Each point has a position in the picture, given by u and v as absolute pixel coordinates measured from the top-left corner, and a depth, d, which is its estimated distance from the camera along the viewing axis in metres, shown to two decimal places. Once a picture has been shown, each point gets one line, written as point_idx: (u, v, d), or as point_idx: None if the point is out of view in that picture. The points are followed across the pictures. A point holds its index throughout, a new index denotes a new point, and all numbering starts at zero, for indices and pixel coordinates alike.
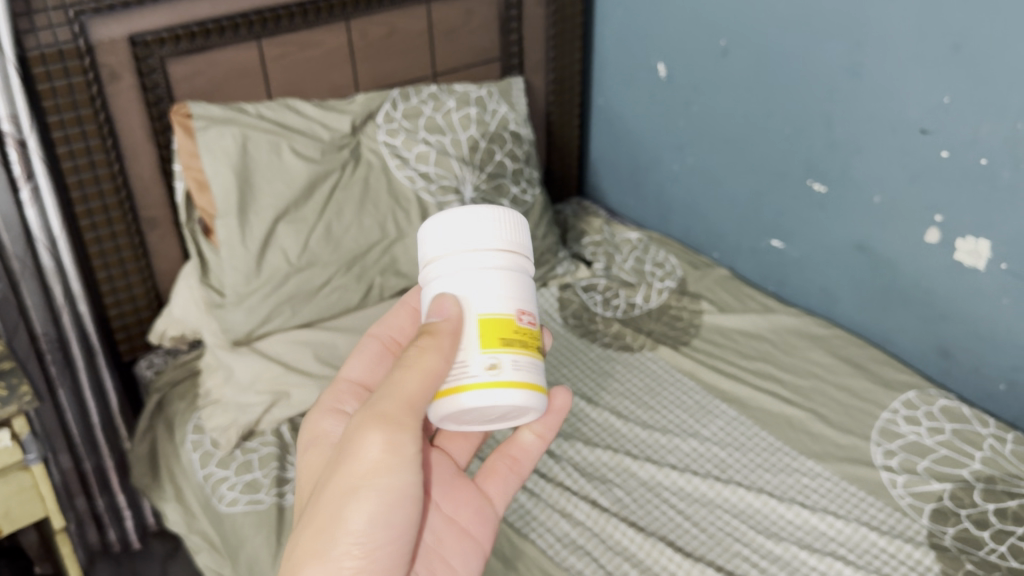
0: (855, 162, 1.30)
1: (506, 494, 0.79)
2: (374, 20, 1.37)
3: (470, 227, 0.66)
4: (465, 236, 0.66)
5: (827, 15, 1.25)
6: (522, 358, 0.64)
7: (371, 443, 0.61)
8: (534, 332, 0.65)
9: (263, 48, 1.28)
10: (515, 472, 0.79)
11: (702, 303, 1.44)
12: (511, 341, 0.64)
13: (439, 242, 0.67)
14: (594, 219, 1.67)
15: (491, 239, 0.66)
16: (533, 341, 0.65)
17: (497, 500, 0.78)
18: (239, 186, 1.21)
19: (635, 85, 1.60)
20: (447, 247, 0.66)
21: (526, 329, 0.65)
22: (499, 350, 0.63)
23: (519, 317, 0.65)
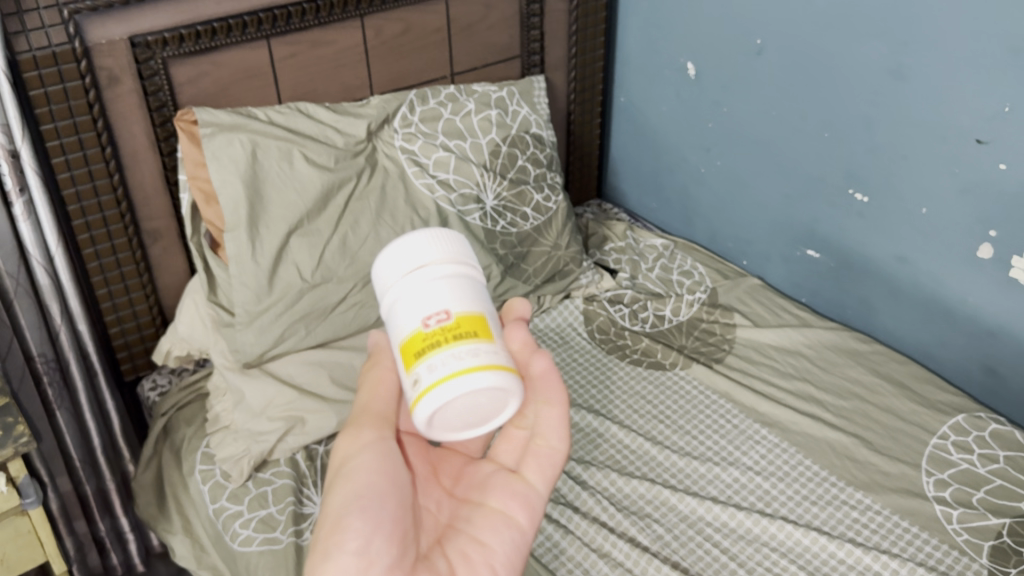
0: (900, 170, 1.21)
1: (543, 470, 0.77)
2: (389, 17, 1.28)
3: (408, 240, 0.72)
4: (404, 255, 0.72)
5: (875, 14, 1.15)
6: (433, 361, 0.66)
7: (367, 434, 0.70)
8: (434, 335, 0.67)
9: (273, 49, 1.20)
10: (545, 446, 0.77)
11: (734, 317, 1.37)
12: (421, 351, 0.67)
13: (381, 280, 0.73)
14: (616, 224, 1.59)
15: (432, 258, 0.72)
16: (434, 342, 0.66)
17: (538, 482, 0.76)
18: (249, 197, 1.13)
19: (660, 84, 1.51)
20: (381, 277, 0.73)
21: (435, 331, 0.67)
22: (415, 366, 0.66)
23: (425, 326, 0.67)
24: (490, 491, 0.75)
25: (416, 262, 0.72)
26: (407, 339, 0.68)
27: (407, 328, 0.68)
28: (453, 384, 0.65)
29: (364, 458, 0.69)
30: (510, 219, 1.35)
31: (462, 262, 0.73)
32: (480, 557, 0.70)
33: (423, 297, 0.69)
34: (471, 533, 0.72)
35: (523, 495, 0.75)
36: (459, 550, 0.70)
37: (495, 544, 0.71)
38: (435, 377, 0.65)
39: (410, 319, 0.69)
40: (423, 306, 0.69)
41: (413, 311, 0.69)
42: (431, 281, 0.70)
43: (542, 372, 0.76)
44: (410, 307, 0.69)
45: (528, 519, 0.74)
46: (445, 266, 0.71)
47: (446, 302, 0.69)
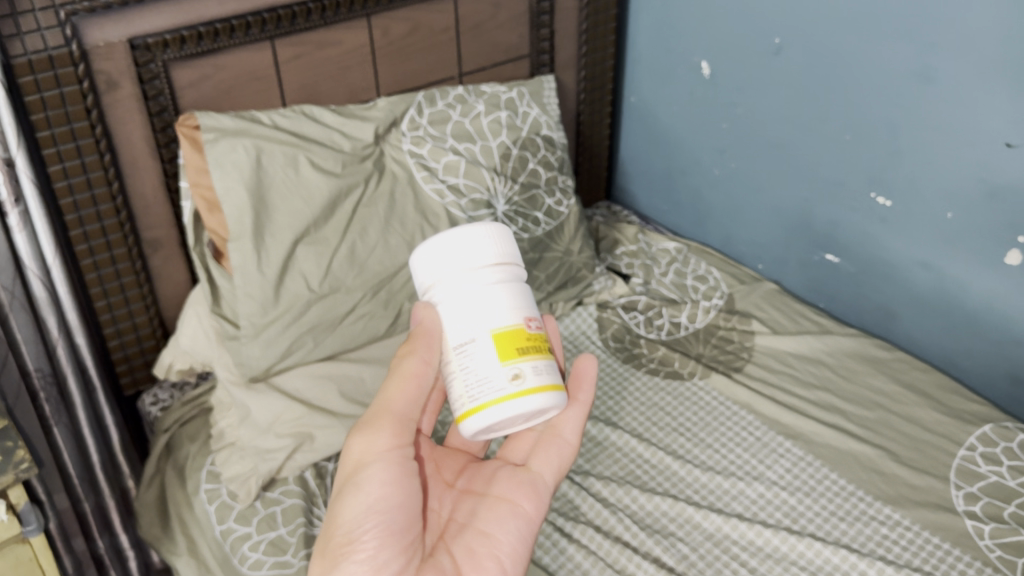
0: (924, 173, 1.18)
1: (549, 461, 0.83)
2: (396, 16, 1.24)
3: (465, 237, 0.74)
4: (455, 250, 0.74)
5: (900, 13, 1.12)
6: (537, 363, 0.71)
7: (382, 438, 0.73)
8: (537, 338, 0.73)
9: (277, 51, 1.15)
10: (552, 437, 0.83)
11: (752, 323, 1.33)
12: (525, 350, 0.71)
13: (427, 271, 0.75)
14: (627, 227, 1.56)
15: (496, 253, 0.75)
16: (539, 346, 0.73)
17: (544, 472, 0.82)
18: (254, 205, 1.09)
19: (672, 84, 1.48)
20: (428, 267, 0.75)
21: (536, 335, 0.73)
22: (519, 361, 0.71)
23: (528, 325, 0.73)
24: (494, 484, 0.82)
25: (479, 259, 0.74)
26: (508, 331, 0.71)
27: (507, 323, 0.72)
28: (553, 394, 0.72)
29: (379, 471, 0.72)
30: (522, 224, 1.31)
31: (513, 267, 0.76)
32: (485, 550, 0.76)
33: (476, 299, 0.72)
34: (477, 526, 0.78)
35: (529, 485, 0.81)
36: (467, 545, 0.77)
37: (501, 535, 0.77)
38: (539, 381, 0.71)
39: (463, 319, 0.72)
40: (475, 307, 0.72)
41: (463, 311, 0.72)
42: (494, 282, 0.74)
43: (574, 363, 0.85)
44: (481, 308, 0.72)
45: (533, 508, 0.80)
46: (496, 271, 0.74)
47: (501, 306, 0.72)
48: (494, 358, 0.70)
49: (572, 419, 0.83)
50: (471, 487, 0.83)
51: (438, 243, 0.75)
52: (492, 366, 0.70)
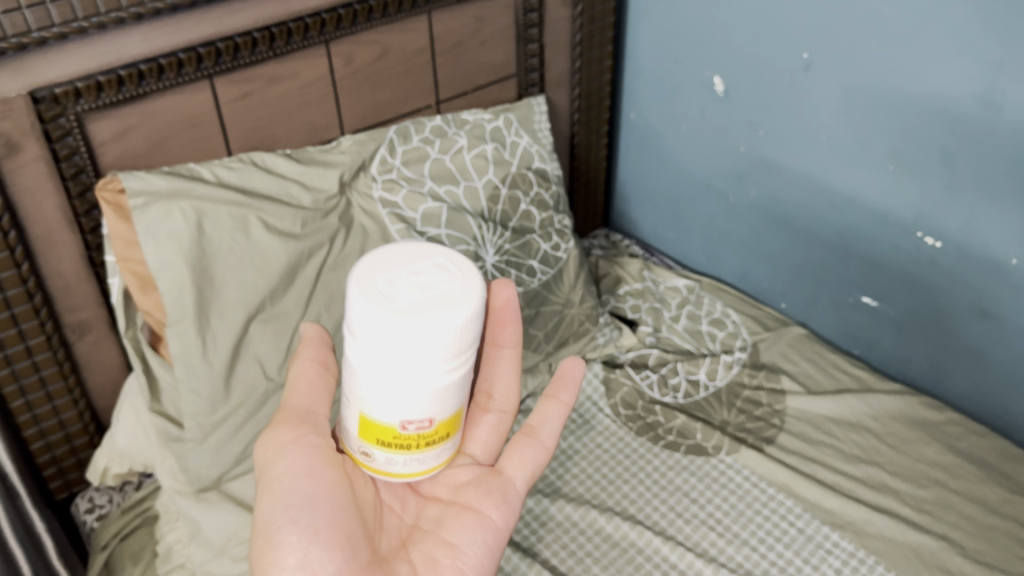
0: (985, 212, 1.01)
1: (523, 465, 0.74)
2: (362, 40, 1.05)
3: (415, 333, 0.57)
4: (397, 339, 0.58)
5: (960, 27, 0.94)
6: (393, 457, 0.64)
7: (284, 435, 0.66)
8: (410, 437, 0.63)
9: (219, 92, 0.96)
10: (531, 440, 0.76)
11: (782, 381, 1.17)
12: (387, 442, 0.63)
13: (369, 336, 0.59)
14: (630, 262, 1.38)
15: (450, 350, 0.59)
16: (407, 444, 0.63)
17: (516, 478, 0.73)
18: (197, 281, 0.90)
19: (680, 100, 1.30)
20: (368, 334, 0.58)
21: (411, 436, 0.63)
22: (374, 448, 0.64)
23: (404, 428, 0.62)
24: (464, 489, 0.71)
25: (423, 354, 0.58)
26: (373, 421, 0.62)
27: (382, 416, 0.62)
28: (405, 479, 0.66)
29: (290, 462, 0.64)
30: (515, 275, 1.13)
31: (469, 348, 0.62)
32: (448, 560, 0.67)
33: (394, 388, 0.60)
34: (442, 534, 0.68)
35: (498, 492, 0.71)
36: (427, 555, 0.67)
37: (466, 546, 0.67)
38: (390, 468, 0.65)
39: (381, 404, 0.61)
40: (386, 392, 0.60)
41: (384, 397, 0.61)
42: (418, 378, 0.60)
43: (505, 304, 0.77)
44: (394, 397, 0.61)
45: (502, 519, 0.70)
46: (446, 369, 0.60)
47: (431, 407, 0.62)
48: (354, 425, 0.64)
49: (551, 421, 0.77)
50: (438, 493, 0.71)
51: (379, 317, 0.57)
52: (353, 431, 0.65)
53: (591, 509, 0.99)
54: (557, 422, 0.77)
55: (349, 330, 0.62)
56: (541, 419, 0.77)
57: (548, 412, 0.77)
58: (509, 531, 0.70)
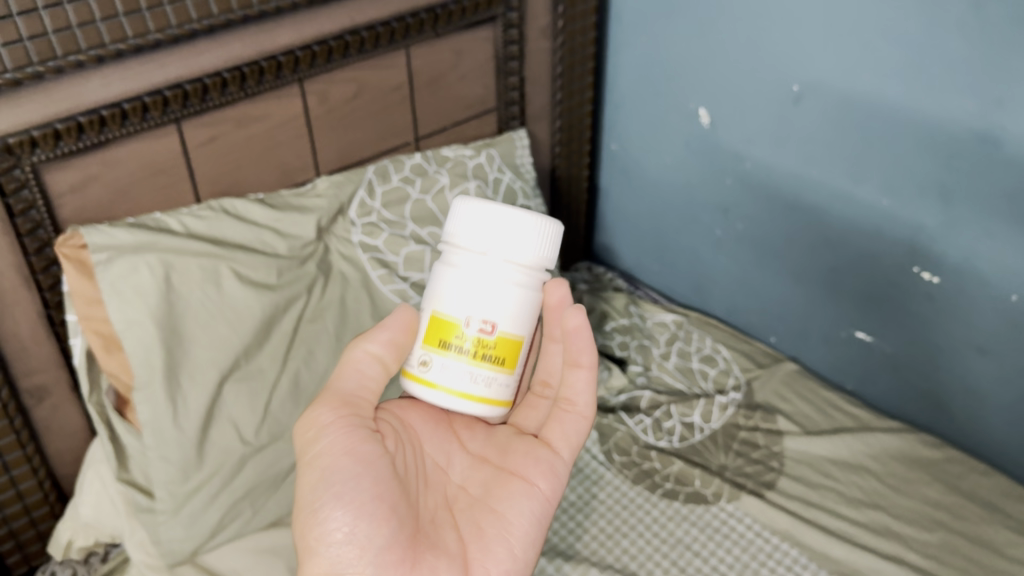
0: (985, 247, 0.99)
1: (568, 437, 0.75)
2: (337, 78, 1.00)
3: (513, 218, 0.66)
4: (496, 228, 0.66)
5: (955, 61, 0.92)
6: (449, 363, 0.65)
7: (325, 414, 0.64)
8: (472, 341, 0.65)
9: (186, 136, 0.90)
10: (572, 412, 0.76)
11: (778, 421, 1.13)
12: (449, 346, 0.65)
13: (469, 229, 0.66)
14: (616, 297, 1.34)
15: (532, 253, 0.66)
16: (467, 349, 0.65)
17: (563, 450, 0.74)
18: (167, 340, 0.84)
19: (665, 131, 1.27)
20: (467, 226, 0.67)
21: (472, 338, 0.65)
22: (434, 351, 0.65)
23: (467, 324, 0.65)
24: (511, 457, 0.73)
25: (513, 246, 0.66)
26: (441, 317, 0.65)
27: (452, 310, 0.65)
28: (456, 402, 0.65)
29: (330, 443, 0.63)
30: None
31: (541, 273, 0.69)
32: (495, 530, 0.68)
33: (477, 279, 0.65)
34: (490, 504, 0.70)
35: (547, 463, 0.73)
36: (474, 525, 0.69)
37: (512, 517, 0.69)
38: (445, 381, 0.65)
39: (463, 299, 0.65)
40: (469, 284, 0.65)
41: (467, 291, 0.65)
42: (500, 273, 0.66)
43: (559, 303, 0.72)
44: (473, 289, 0.65)
45: (549, 487, 0.71)
46: (525, 276, 0.67)
47: (509, 307, 0.65)
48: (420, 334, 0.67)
49: (582, 390, 0.75)
50: (485, 455, 0.73)
51: (484, 206, 0.66)
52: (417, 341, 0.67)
53: (588, 566, 0.94)
54: (589, 385, 0.75)
55: (442, 248, 0.69)
56: (573, 390, 0.75)
57: (578, 381, 0.75)
58: (555, 502, 0.72)
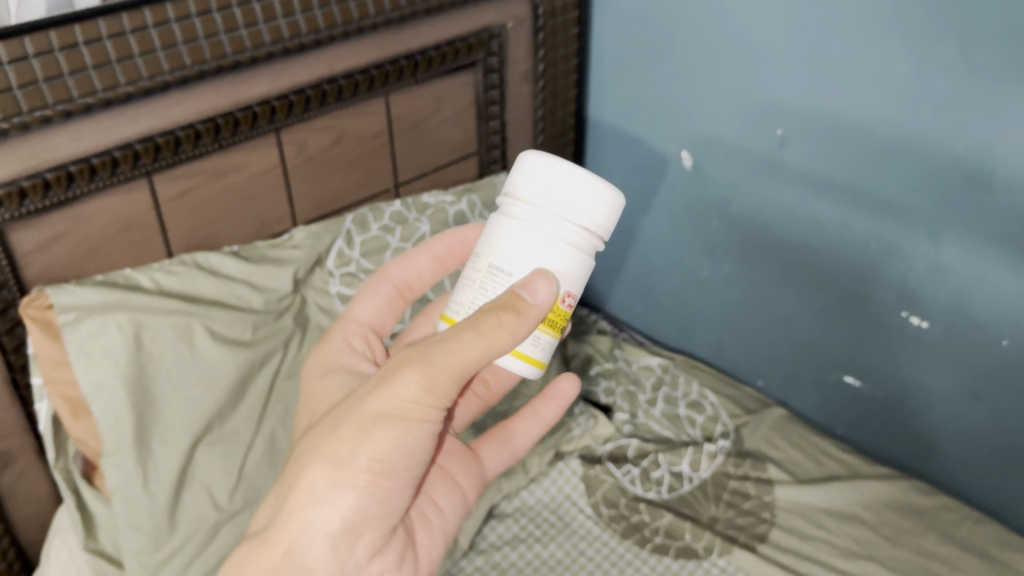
0: (975, 293, 0.97)
1: (495, 459, 0.77)
2: (315, 126, 0.98)
3: (584, 185, 0.62)
4: (567, 194, 0.62)
5: (940, 107, 0.91)
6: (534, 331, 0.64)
7: (416, 381, 0.57)
8: (559, 314, 0.65)
9: (157, 190, 0.87)
10: (505, 443, 0.78)
11: (768, 469, 1.11)
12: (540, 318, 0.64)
13: (541, 193, 0.62)
14: (600, 341, 1.33)
15: (593, 220, 0.63)
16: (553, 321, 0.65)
17: (486, 462, 0.76)
18: (136, 403, 0.81)
19: (648, 172, 1.26)
20: (530, 179, 0.63)
21: (560, 312, 0.64)
22: None
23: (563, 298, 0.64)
24: (449, 455, 0.73)
25: (579, 213, 0.62)
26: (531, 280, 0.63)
27: None
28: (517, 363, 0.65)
29: (400, 431, 0.58)
30: None
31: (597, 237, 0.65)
32: (433, 521, 0.69)
33: (551, 244, 0.62)
34: (430, 494, 0.69)
35: (476, 475, 0.74)
36: (420, 514, 0.68)
37: (444, 513, 0.70)
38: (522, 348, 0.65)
39: (518, 259, 0.62)
40: (544, 249, 0.62)
41: (543, 255, 0.62)
42: (565, 239, 0.62)
43: None
44: (547, 254, 0.62)
45: (472, 495, 0.73)
46: (581, 237, 0.63)
47: (560, 268, 0.62)
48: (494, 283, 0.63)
49: (529, 422, 0.79)
50: None
51: (558, 171, 0.62)
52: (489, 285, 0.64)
53: None
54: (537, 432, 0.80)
55: (500, 202, 0.66)
56: (519, 430, 0.79)
57: (527, 424, 0.79)
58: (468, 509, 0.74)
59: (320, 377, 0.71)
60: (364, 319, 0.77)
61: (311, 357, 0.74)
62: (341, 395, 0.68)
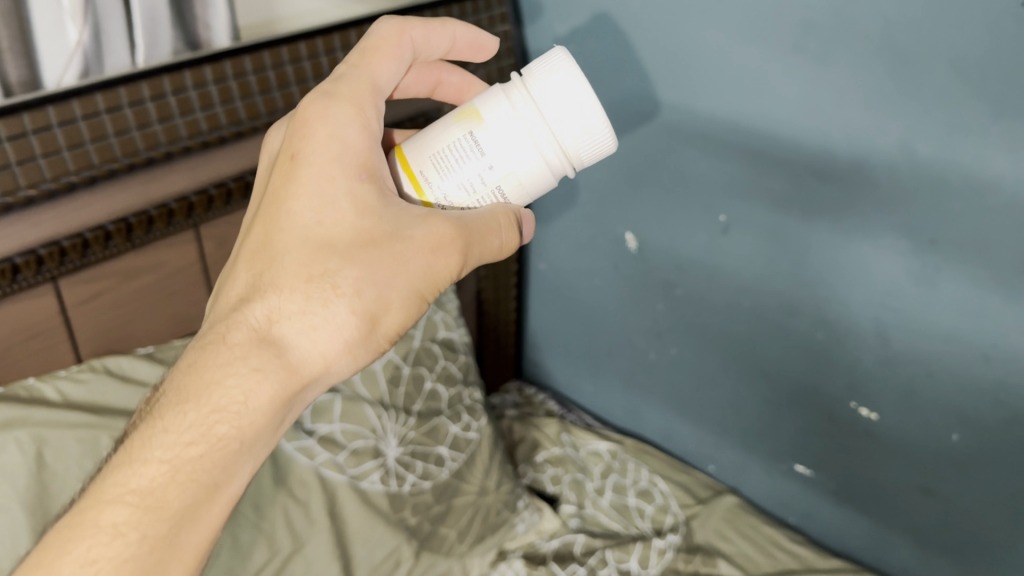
0: (922, 386, 0.95)
1: None
2: (235, 220, 0.95)
3: (580, 108, 0.65)
4: (564, 109, 0.65)
5: (878, 199, 0.89)
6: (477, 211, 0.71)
7: (447, 263, 0.63)
8: None
9: (64, 293, 0.82)
10: None
11: (720, 564, 1.07)
12: None
13: (546, 98, 0.65)
14: (547, 424, 1.29)
15: (573, 148, 0.66)
16: None
17: None
18: (38, 525, 0.73)
19: (592, 253, 1.24)
20: (549, 82, 0.65)
21: None
22: None
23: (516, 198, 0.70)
24: None
25: (569, 131, 0.65)
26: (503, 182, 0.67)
27: (511, 174, 0.66)
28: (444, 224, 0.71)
29: (414, 305, 0.63)
30: (422, 468, 1.00)
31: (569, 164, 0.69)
32: None
33: (523, 148, 0.66)
34: None
35: None
36: None
37: None
38: None
39: (498, 147, 0.66)
40: (519, 150, 0.66)
41: (518, 156, 0.66)
42: (541, 151, 0.66)
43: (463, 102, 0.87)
44: (523, 155, 0.66)
45: None
46: (557, 158, 0.66)
47: (524, 172, 0.67)
48: (471, 163, 0.67)
49: None
50: None
51: (569, 85, 0.65)
52: (465, 167, 0.67)
53: None
54: None
55: (512, 74, 0.67)
56: None
57: None
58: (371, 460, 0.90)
59: (333, 171, 0.61)
60: (387, 84, 0.68)
61: (339, 112, 0.63)
62: (363, 214, 0.61)
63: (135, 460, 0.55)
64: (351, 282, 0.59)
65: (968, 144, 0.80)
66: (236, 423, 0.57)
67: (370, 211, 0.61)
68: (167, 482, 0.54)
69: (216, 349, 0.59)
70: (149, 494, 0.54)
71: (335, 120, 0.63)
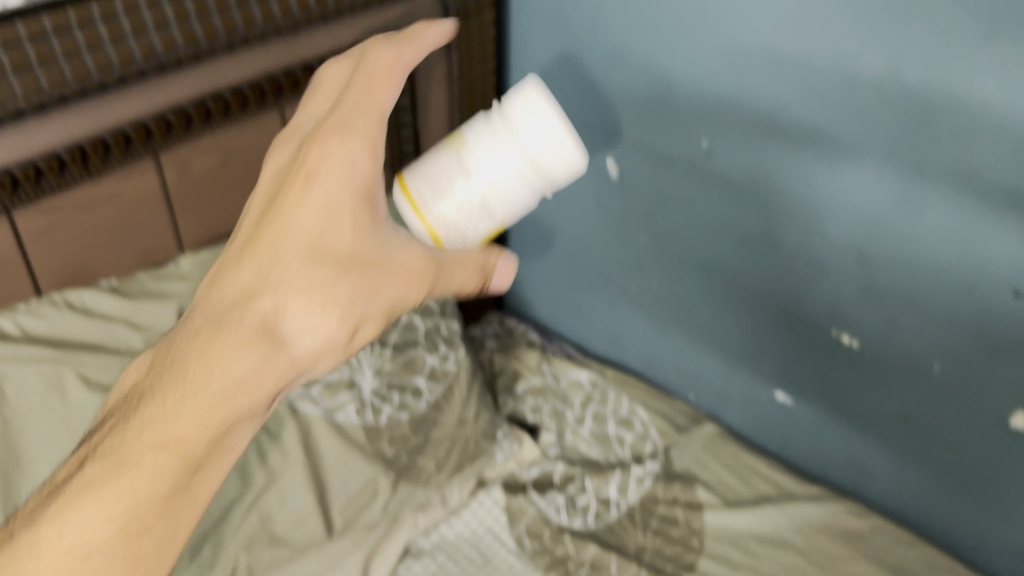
0: (906, 315, 0.93)
1: None
2: (197, 146, 0.91)
3: (565, 168, 0.64)
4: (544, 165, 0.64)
5: (868, 123, 0.85)
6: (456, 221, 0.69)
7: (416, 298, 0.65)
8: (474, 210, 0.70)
9: (18, 225, 0.79)
10: None
11: (697, 491, 1.08)
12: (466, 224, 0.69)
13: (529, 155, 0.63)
14: (528, 355, 1.28)
15: (554, 169, 0.64)
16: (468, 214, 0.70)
17: None
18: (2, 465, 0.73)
19: (573, 180, 1.20)
20: (530, 116, 0.63)
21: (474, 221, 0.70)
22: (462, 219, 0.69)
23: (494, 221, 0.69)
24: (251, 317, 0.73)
25: (548, 164, 0.64)
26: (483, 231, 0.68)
27: (490, 203, 0.65)
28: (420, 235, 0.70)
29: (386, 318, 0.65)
30: (398, 400, 1.00)
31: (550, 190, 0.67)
32: None
33: (503, 178, 0.64)
34: None
35: None
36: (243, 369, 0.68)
37: None
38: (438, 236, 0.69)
39: (481, 180, 0.64)
40: (499, 176, 0.64)
41: (498, 177, 0.64)
42: (522, 183, 0.64)
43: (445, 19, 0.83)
44: (503, 187, 0.64)
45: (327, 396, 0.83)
46: (534, 175, 0.64)
47: (504, 201, 0.65)
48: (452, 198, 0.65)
49: None
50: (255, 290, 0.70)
51: (555, 167, 0.64)
52: (446, 182, 0.65)
53: None
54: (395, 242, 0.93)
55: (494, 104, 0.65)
56: None
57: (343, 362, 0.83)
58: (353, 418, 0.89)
59: (341, 193, 0.61)
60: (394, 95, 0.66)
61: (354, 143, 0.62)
62: (360, 236, 0.62)
63: (128, 452, 0.54)
64: (346, 294, 0.61)
65: (960, 66, 0.76)
66: (234, 404, 0.56)
67: (368, 235, 0.62)
68: (162, 467, 0.53)
69: (214, 334, 0.58)
70: (144, 480, 0.53)
71: (347, 147, 0.62)
